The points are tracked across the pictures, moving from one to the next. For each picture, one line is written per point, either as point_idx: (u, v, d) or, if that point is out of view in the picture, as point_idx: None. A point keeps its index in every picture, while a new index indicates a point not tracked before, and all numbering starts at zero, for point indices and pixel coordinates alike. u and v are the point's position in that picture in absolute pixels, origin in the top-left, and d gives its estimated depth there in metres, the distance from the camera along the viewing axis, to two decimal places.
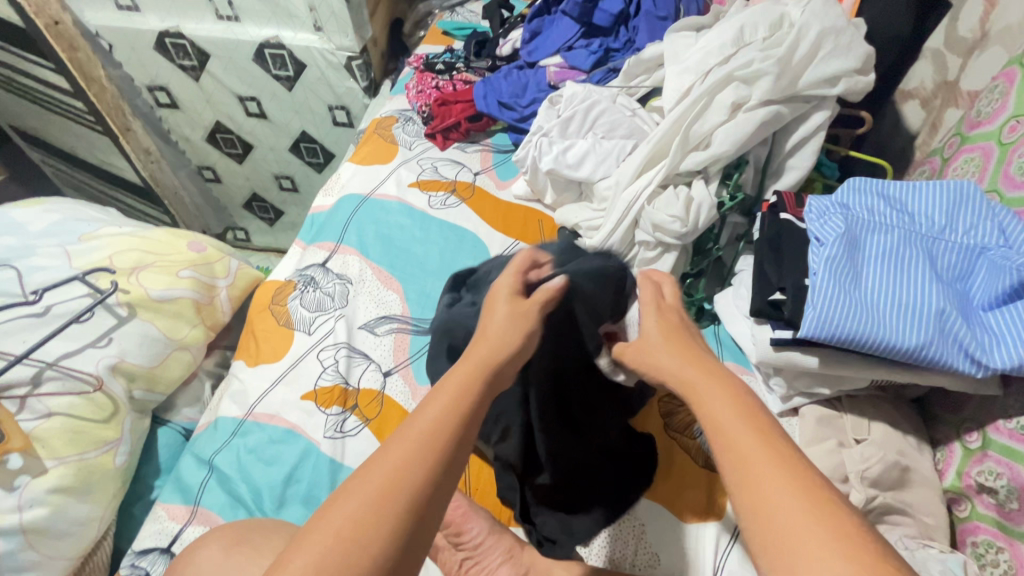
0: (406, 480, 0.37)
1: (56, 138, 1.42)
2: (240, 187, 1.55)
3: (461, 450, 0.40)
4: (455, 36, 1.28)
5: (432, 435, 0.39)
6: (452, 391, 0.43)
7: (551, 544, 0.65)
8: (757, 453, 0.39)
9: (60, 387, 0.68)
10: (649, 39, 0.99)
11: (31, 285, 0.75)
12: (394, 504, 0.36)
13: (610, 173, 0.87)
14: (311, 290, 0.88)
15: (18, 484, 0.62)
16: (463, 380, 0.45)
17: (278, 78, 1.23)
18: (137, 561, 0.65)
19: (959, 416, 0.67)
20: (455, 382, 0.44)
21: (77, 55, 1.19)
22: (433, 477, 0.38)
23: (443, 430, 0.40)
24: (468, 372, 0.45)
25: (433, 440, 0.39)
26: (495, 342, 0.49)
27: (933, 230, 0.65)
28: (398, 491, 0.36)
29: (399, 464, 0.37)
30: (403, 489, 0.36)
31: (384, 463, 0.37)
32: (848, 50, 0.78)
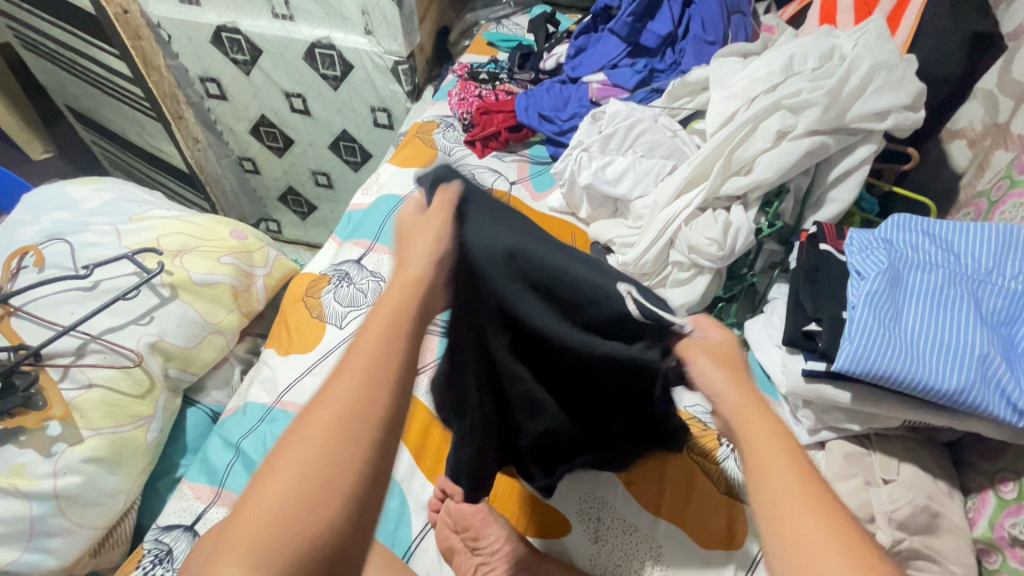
0: (343, 432, 0.35)
1: (109, 121, 1.48)
2: (276, 180, 1.59)
3: (395, 406, 0.38)
4: (500, 48, 1.30)
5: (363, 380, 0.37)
6: (384, 324, 0.40)
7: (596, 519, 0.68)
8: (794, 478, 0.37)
9: (102, 360, 0.71)
10: (695, 63, 1.00)
11: (83, 260, 0.78)
12: (338, 456, 0.35)
13: (648, 192, 0.88)
14: (345, 286, 0.89)
15: (56, 450, 0.65)
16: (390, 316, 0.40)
17: (325, 77, 1.26)
18: (161, 536, 0.67)
19: (994, 465, 0.65)
20: (384, 316, 0.41)
21: (141, 42, 1.24)
22: (368, 429, 0.36)
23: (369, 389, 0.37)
24: (390, 316, 0.40)
25: (362, 392, 0.37)
26: (405, 302, 0.42)
27: (979, 272, 0.64)
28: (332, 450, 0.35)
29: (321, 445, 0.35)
30: (342, 443, 0.35)
31: (318, 420, 0.36)
32: (899, 86, 0.77)
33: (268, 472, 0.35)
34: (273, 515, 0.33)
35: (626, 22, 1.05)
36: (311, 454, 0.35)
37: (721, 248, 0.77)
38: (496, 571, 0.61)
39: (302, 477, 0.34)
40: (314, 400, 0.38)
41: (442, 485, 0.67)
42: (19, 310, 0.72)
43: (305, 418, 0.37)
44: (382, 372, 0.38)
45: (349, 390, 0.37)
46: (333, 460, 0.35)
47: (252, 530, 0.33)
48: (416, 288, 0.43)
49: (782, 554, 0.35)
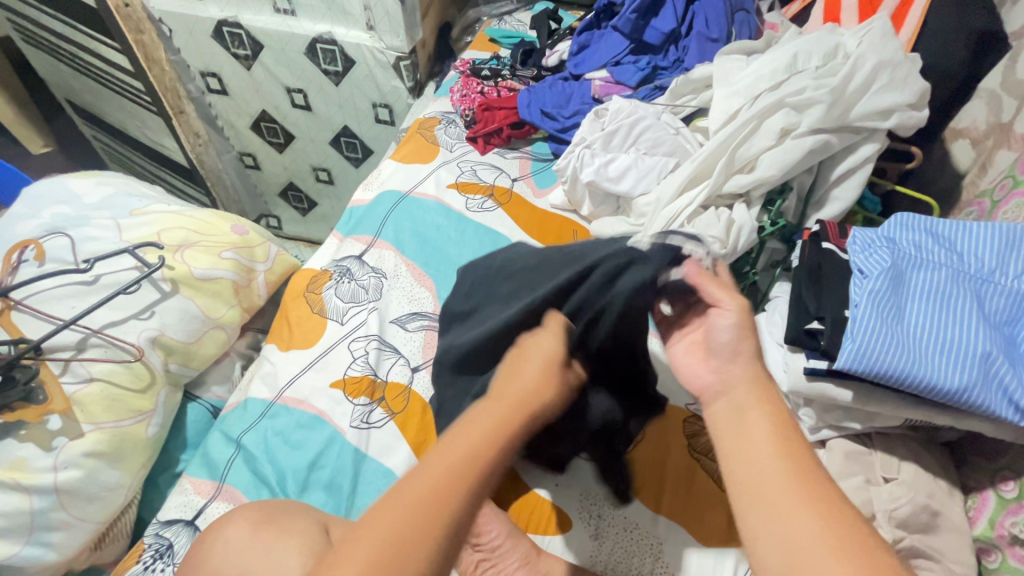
0: (437, 524, 0.37)
1: (109, 115, 1.47)
2: (277, 175, 1.59)
3: (480, 495, 0.39)
4: (502, 44, 1.30)
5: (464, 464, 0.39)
6: (493, 420, 0.43)
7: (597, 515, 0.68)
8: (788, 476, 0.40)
9: (103, 354, 0.71)
10: (698, 60, 1.00)
11: (83, 254, 0.78)
12: (430, 529, 0.36)
13: (650, 189, 0.87)
14: (347, 281, 0.89)
15: (56, 445, 0.65)
16: (503, 415, 0.43)
17: (327, 72, 1.26)
18: (162, 531, 0.67)
19: (994, 464, 0.65)
20: (492, 417, 0.43)
21: (141, 36, 1.23)
22: (456, 521, 0.37)
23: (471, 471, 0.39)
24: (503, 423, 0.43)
25: (459, 484, 0.38)
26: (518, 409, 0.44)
27: (982, 271, 0.64)
28: (424, 525, 0.36)
29: (417, 513, 0.37)
30: (430, 532, 0.36)
31: (411, 501, 0.37)
32: (903, 84, 0.77)
33: (364, 535, 0.36)
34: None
35: (630, 18, 1.05)
36: (398, 540, 0.35)
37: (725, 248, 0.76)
38: (495, 567, 0.62)
39: (396, 540, 0.35)
40: (407, 477, 0.39)
41: None
42: (19, 303, 0.72)
43: (398, 493, 0.38)
44: (479, 466, 0.40)
45: (443, 474, 0.38)
46: (427, 529, 0.36)
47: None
48: (528, 399, 0.45)
49: (771, 538, 0.37)
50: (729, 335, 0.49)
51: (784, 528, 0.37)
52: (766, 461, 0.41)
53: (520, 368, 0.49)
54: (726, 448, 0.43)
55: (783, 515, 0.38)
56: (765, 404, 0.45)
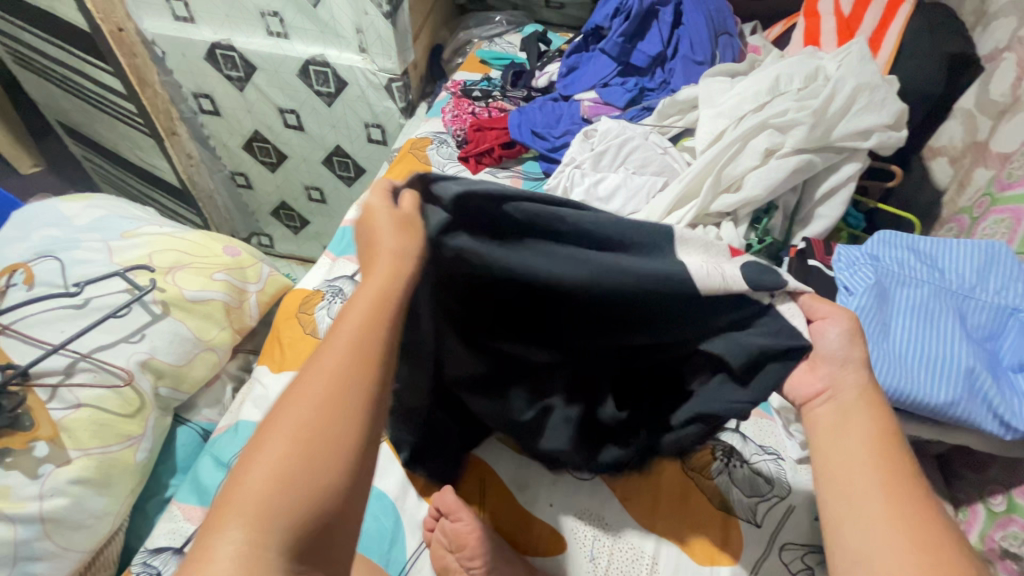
0: (345, 389, 0.38)
1: (101, 136, 1.47)
2: (269, 195, 1.59)
3: (388, 363, 0.41)
4: (493, 65, 1.32)
5: (359, 345, 0.40)
6: (370, 296, 0.42)
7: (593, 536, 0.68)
8: (882, 484, 0.43)
9: (91, 379, 0.70)
10: (684, 82, 1.02)
11: (73, 277, 0.77)
12: (342, 410, 0.38)
13: (639, 209, 0.88)
14: (338, 302, 0.89)
15: (42, 472, 0.64)
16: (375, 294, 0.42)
17: (320, 93, 1.27)
18: (149, 560, 0.66)
19: (983, 477, 0.66)
20: (369, 293, 0.42)
21: (135, 59, 1.24)
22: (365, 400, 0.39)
23: (366, 342, 0.40)
24: (381, 289, 0.43)
25: (357, 353, 0.40)
26: (395, 266, 0.44)
27: (963, 287, 0.65)
28: (334, 409, 0.37)
29: (332, 389, 0.38)
30: (338, 421, 0.37)
31: (312, 387, 0.38)
32: (881, 106, 0.80)
33: (270, 435, 0.36)
34: (268, 487, 0.34)
35: (617, 42, 1.08)
36: (305, 429, 0.36)
37: None
38: None
39: (306, 427, 0.36)
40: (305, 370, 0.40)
41: (437, 503, 0.66)
42: (8, 328, 0.71)
43: (294, 389, 0.38)
44: (358, 370, 0.39)
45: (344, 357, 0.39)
46: (333, 412, 0.37)
47: (256, 506, 0.34)
48: (401, 268, 0.44)
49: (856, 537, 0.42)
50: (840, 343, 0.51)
51: (862, 513, 0.43)
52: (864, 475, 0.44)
53: (376, 239, 0.46)
54: (833, 448, 0.47)
55: (870, 512, 0.43)
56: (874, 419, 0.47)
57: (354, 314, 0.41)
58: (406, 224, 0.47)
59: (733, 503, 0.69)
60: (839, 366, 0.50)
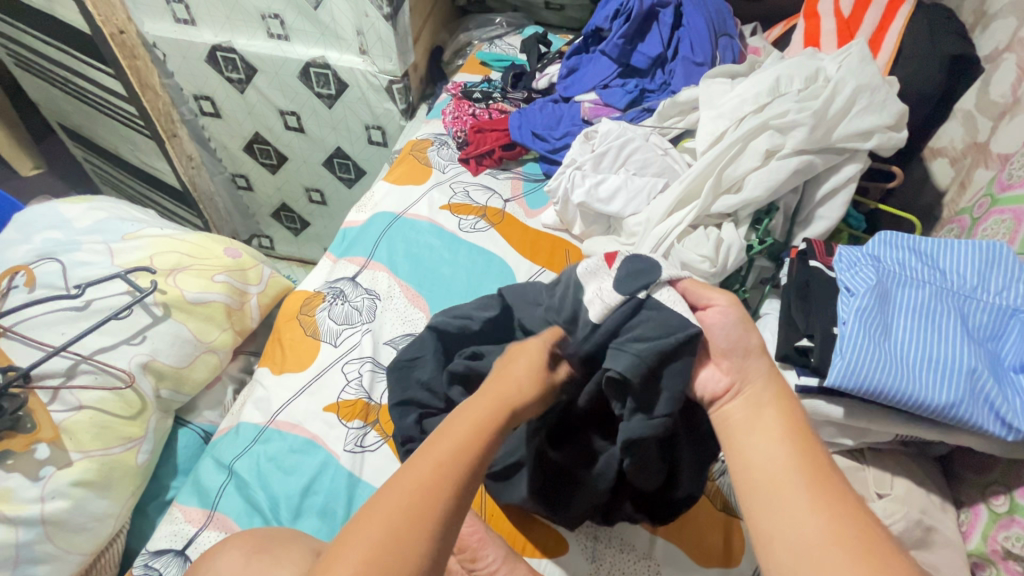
0: (443, 481, 0.40)
1: (101, 138, 1.47)
2: (270, 196, 1.59)
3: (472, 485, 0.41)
4: (493, 67, 1.32)
5: (451, 458, 0.41)
6: (474, 418, 0.45)
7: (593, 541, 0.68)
8: (798, 473, 0.42)
9: (92, 381, 0.70)
10: (684, 83, 1.02)
11: (75, 279, 0.77)
12: (423, 524, 0.37)
13: (640, 210, 0.88)
14: (340, 303, 0.89)
15: (43, 475, 0.64)
16: (481, 414, 0.46)
17: (321, 95, 1.27)
18: (151, 562, 0.66)
19: (985, 478, 0.66)
20: (477, 415, 0.46)
21: (136, 62, 1.24)
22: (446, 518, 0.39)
23: (462, 457, 0.42)
24: (483, 416, 0.45)
25: (448, 469, 0.40)
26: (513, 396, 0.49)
27: (964, 288, 0.65)
28: (413, 520, 0.37)
29: (418, 496, 0.39)
30: (418, 534, 0.37)
31: (401, 491, 0.39)
32: (882, 107, 0.80)
33: (353, 538, 0.37)
34: None
35: (617, 43, 1.08)
36: (398, 521, 0.37)
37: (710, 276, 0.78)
38: None
39: (386, 536, 0.36)
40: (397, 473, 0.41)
41: None
42: (9, 330, 0.71)
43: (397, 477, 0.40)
44: (447, 482, 0.40)
45: (433, 468, 0.40)
46: (416, 521, 0.37)
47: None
48: (510, 396, 0.49)
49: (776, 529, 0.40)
50: (731, 326, 0.53)
51: (785, 510, 0.40)
52: (782, 464, 0.43)
53: (506, 371, 0.52)
54: (747, 447, 0.45)
55: (798, 505, 0.40)
56: (784, 411, 0.47)
57: (454, 430, 0.43)
58: (538, 376, 0.52)
59: (735, 504, 0.70)
60: (751, 360, 0.51)
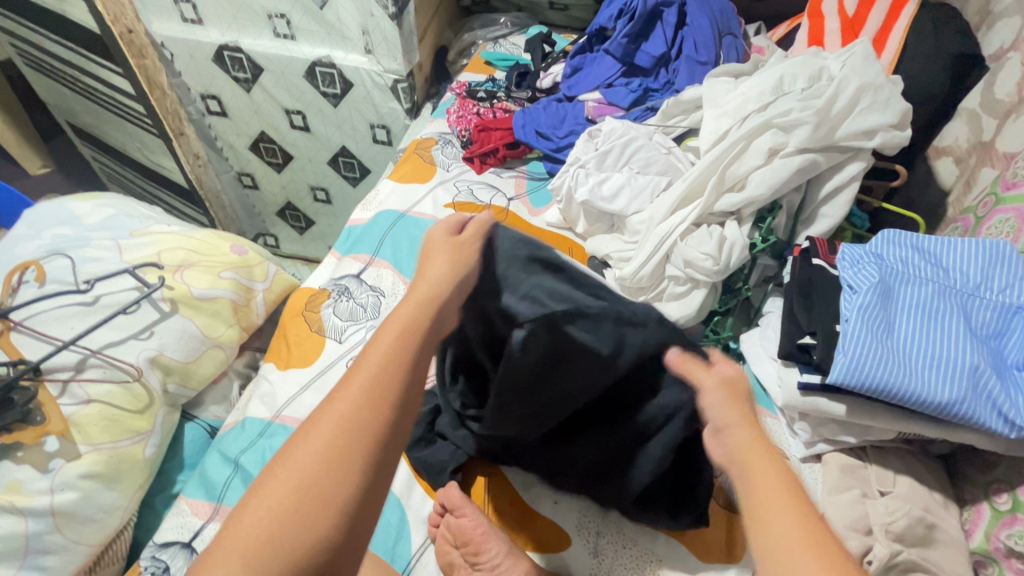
0: (350, 446, 0.38)
1: (110, 137, 1.49)
2: (275, 195, 1.60)
3: (399, 402, 0.40)
4: (498, 66, 1.33)
5: (379, 384, 0.40)
6: (393, 338, 0.43)
7: (597, 536, 0.68)
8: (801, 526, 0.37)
9: (101, 375, 0.71)
10: (688, 82, 1.03)
11: (83, 275, 0.78)
12: (351, 449, 0.38)
13: (643, 208, 0.89)
14: (345, 300, 0.90)
15: (53, 466, 0.65)
16: (402, 328, 0.44)
17: (326, 94, 1.28)
18: (158, 553, 0.66)
19: (988, 476, 0.66)
20: (389, 341, 0.43)
21: (144, 61, 1.25)
22: (372, 446, 0.38)
23: (385, 381, 0.41)
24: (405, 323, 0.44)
25: (371, 396, 0.40)
26: (404, 321, 0.45)
27: (968, 286, 0.65)
28: (341, 451, 0.37)
29: (344, 429, 0.38)
30: (347, 460, 0.37)
31: (326, 420, 0.39)
32: (886, 106, 0.80)
33: (281, 465, 0.37)
34: (272, 513, 0.35)
35: (621, 42, 1.08)
36: (323, 449, 0.37)
37: (711, 275, 0.78)
38: None
39: (315, 460, 0.37)
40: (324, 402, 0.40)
41: (442, 499, 0.67)
42: (19, 325, 0.72)
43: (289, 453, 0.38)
44: (375, 407, 0.39)
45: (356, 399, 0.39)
46: (344, 455, 0.37)
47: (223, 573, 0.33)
48: (429, 296, 0.47)
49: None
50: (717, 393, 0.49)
51: None
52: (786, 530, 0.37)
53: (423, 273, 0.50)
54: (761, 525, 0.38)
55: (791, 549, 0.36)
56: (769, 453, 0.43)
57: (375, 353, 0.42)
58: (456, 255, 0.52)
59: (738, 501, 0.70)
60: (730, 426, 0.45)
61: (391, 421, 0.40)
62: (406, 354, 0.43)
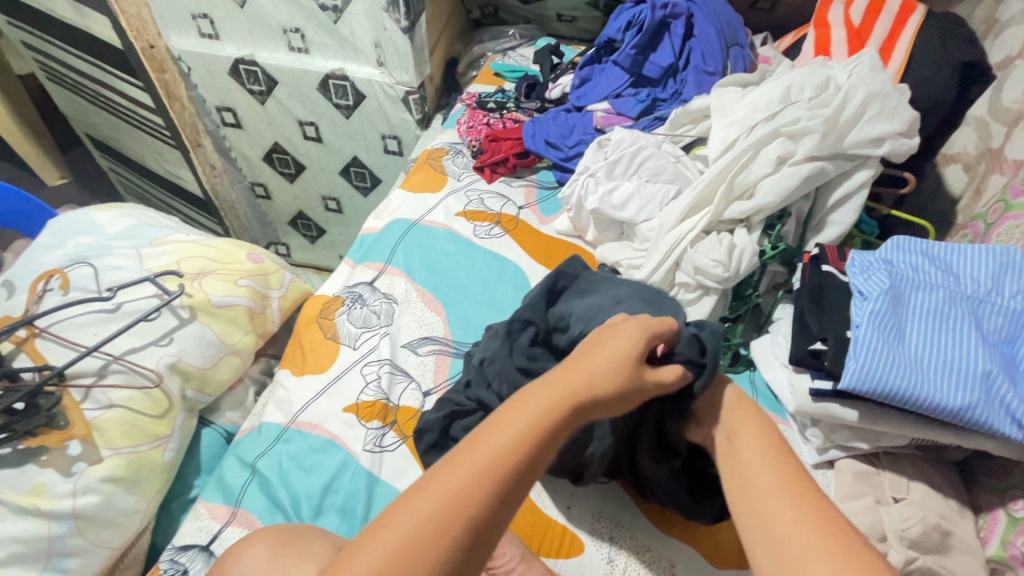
0: (462, 513, 0.37)
1: (127, 148, 1.52)
2: (287, 205, 1.63)
3: (520, 484, 0.40)
4: (507, 77, 1.35)
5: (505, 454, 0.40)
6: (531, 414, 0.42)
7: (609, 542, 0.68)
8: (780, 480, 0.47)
9: (123, 381, 0.73)
10: (696, 92, 1.04)
11: (106, 283, 0.80)
12: (460, 516, 0.37)
13: (653, 216, 0.90)
14: (358, 307, 0.91)
15: (75, 470, 0.66)
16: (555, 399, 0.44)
17: (339, 106, 1.31)
18: (177, 556, 0.67)
19: (1004, 483, 0.66)
20: (530, 415, 0.42)
21: (164, 75, 1.29)
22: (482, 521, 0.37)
23: (514, 454, 0.40)
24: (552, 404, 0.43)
25: (496, 468, 0.39)
26: (551, 400, 0.44)
27: (978, 292, 0.66)
28: (456, 510, 0.37)
29: (463, 490, 0.38)
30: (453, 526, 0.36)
31: (448, 479, 0.38)
32: (893, 114, 0.81)
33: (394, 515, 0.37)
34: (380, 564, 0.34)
35: (630, 54, 1.10)
36: (438, 508, 0.37)
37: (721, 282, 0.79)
38: None
39: (427, 521, 0.36)
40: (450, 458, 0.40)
41: None
42: (44, 331, 0.74)
43: (419, 488, 0.38)
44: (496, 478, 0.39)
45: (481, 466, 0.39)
46: (455, 515, 0.37)
47: None
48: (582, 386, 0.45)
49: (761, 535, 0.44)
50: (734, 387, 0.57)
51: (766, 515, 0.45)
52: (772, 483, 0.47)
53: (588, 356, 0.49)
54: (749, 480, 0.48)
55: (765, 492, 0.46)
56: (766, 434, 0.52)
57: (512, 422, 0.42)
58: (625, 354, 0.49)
59: None
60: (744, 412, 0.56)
61: (505, 499, 0.39)
62: (545, 436, 0.42)
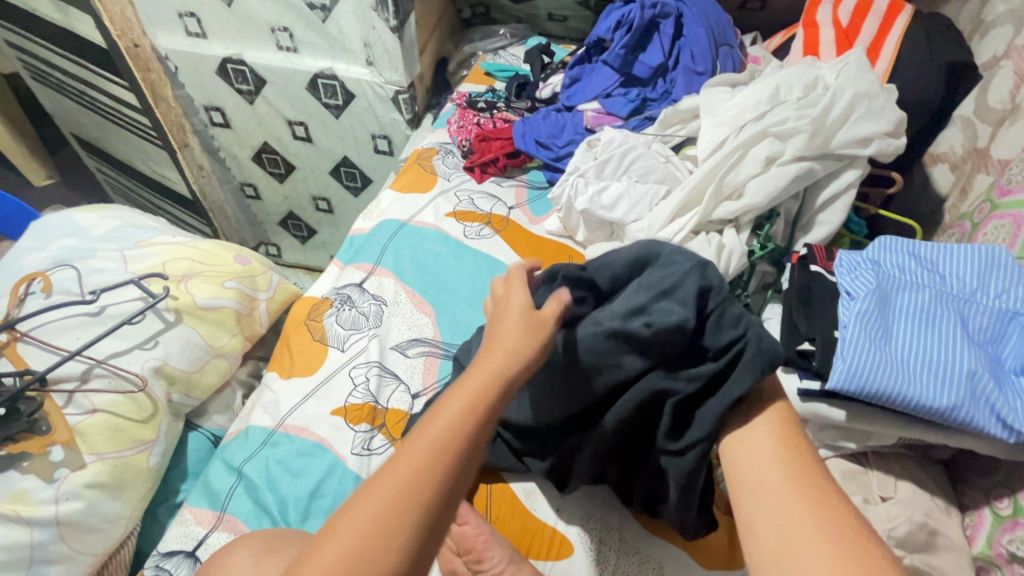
0: (406, 511, 0.38)
1: (114, 148, 1.51)
2: (277, 205, 1.62)
3: (462, 473, 0.41)
4: (497, 77, 1.34)
5: (443, 445, 0.40)
6: (461, 403, 0.43)
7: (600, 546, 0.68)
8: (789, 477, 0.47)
9: (106, 385, 0.72)
10: (685, 91, 1.04)
11: (89, 285, 0.79)
12: (406, 514, 0.38)
13: (643, 216, 0.90)
14: (347, 309, 0.91)
15: (58, 476, 0.65)
16: (482, 381, 0.45)
17: (328, 106, 1.30)
18: (162, 563, 0.67)
19: (989, 481, 0.66)
20: (459, 404, 0.43)
21: (150, 74, 1.27)
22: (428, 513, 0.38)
23: (452, 442, 0.41)
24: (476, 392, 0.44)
25: (433, 462, 0.40)
26: (478, 387, 0.45)
27: (964, 291, 0.66)
28: (401, 510, 0.38)
29: (406, 486, 0.38)
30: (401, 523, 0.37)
31: (387, 479, 0.39)
32: (881, 114, 0.81)
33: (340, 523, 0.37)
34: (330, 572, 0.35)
35: (619, 53, 1.10)
36: (382, 508, 0.37)
37: None
38: None
39: (374, 524, 0.37)
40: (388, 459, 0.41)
41: None
42: (25, 335, 0.73)
43: (361, 491, 0.39)
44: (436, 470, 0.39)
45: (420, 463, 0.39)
46: (403, 514, 0.37)
47: None
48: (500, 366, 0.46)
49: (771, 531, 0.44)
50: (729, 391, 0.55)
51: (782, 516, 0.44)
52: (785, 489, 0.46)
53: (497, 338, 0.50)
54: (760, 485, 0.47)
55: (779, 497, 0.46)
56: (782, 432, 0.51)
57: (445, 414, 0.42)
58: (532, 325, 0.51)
59: None
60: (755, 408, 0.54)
61: (448, 489, 0.40)
62: (476, 423, 0.43)
